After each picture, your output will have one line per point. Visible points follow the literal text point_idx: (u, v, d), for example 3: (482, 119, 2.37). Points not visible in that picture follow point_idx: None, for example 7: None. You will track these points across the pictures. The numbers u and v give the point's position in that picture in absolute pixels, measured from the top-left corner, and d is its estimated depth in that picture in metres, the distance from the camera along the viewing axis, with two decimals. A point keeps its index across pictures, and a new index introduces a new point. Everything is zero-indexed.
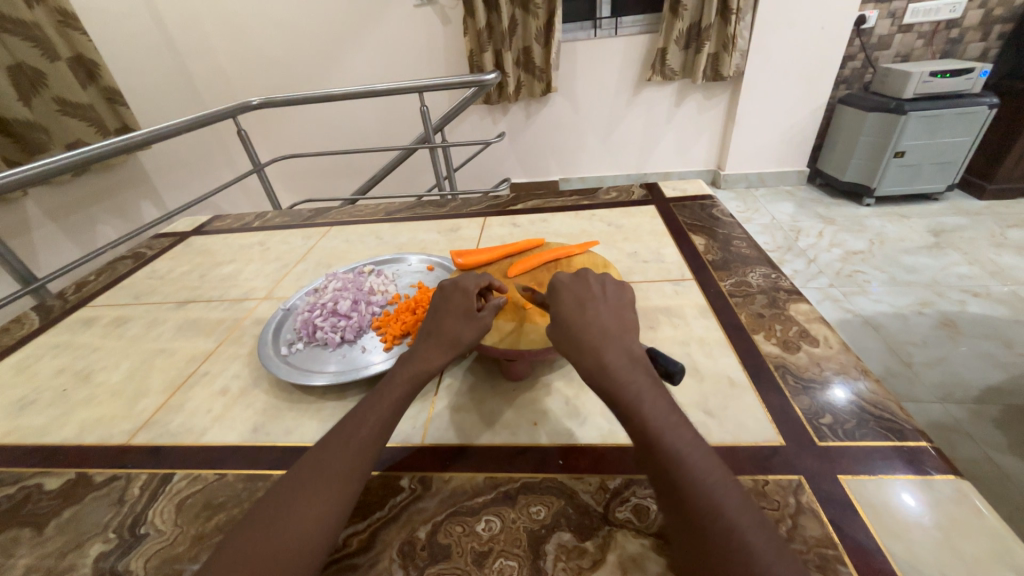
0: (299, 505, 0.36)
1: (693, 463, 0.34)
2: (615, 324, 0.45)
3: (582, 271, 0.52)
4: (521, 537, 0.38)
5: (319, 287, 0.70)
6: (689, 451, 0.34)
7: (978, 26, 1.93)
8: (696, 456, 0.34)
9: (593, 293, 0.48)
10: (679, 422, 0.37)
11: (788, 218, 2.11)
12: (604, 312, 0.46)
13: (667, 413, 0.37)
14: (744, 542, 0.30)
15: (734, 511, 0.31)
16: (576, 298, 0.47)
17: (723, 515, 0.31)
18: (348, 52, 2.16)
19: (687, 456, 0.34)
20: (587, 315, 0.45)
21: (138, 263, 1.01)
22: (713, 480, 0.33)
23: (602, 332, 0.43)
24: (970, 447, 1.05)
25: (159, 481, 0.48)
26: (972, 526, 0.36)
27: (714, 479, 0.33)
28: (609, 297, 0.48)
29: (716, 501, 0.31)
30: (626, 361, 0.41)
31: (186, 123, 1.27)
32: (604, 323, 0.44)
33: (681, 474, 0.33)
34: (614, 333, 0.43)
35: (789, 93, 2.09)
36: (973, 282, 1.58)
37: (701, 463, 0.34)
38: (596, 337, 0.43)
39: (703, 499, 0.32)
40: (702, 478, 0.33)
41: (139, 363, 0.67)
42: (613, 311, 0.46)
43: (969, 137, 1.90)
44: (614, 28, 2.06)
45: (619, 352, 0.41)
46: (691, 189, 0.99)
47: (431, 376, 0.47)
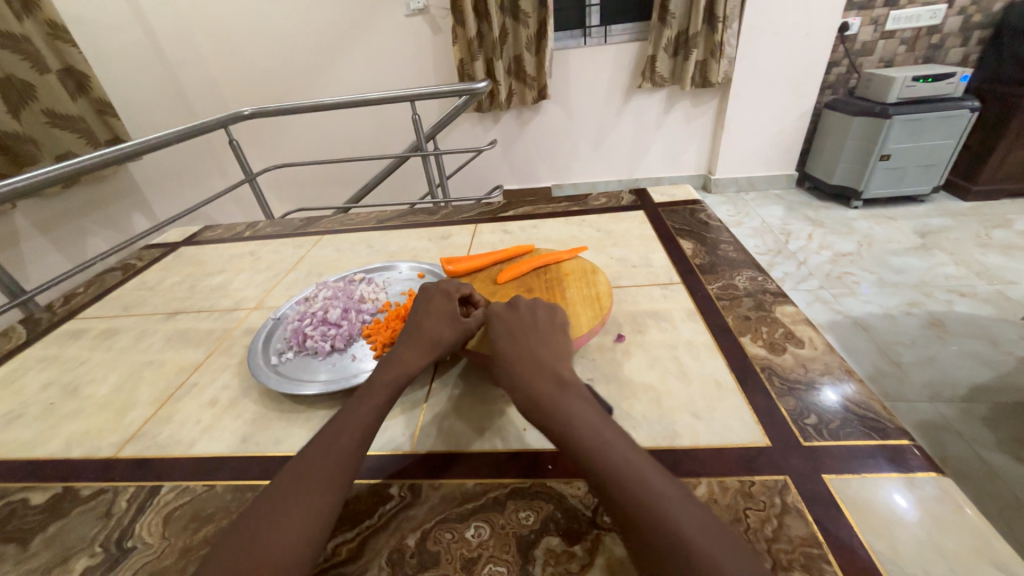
0: (279, 518, 0.35)
1: (632, 474, 0.34)
2: (543, 350, 0.46)
3: (513, 300, 0.53)
4: (510, 542, 0.39)
5: (310, 296, 0.70)
6: (633, 465, 0.34)
7: (958, 32, 1.98)
8: (642, 467, 0.34)
9: (520, 321, 0.50)
10: (621, 439, 0.37)
11: (778, 220, 2.14)
12: (531, 339, 0.47)
13: (602, 429, 0.37)
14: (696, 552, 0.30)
15: (683, 518, 0.31)
16: (505, 329, 0.49)
17: (672, 524, 0.31)
18: (340, 62, 2.18)
19: (631, 465, 0.34)
20: (515, 345, 0.47)
21: (127, 275, 1.00)
22: (661, 491, 0.33)
23: (529, 361, 0.45)
24: (960, 445, 1.06)
25: (147, 494, 0.48)
26: (954, 523, 0.36)
27: (662, 488, 0.33)
28: (541, 322, 0.50)
29: (661, 509, 0.32)
30: (553, 386, 0.42)
31: (177, 133, 1.27)
32: (530, 351, 0.46)
33: (622, 486, 0.33)
34: (541, 358, 0.45)
35: (777, 99, 2.13)
36: (960, 281, 1.60)
37: (645, 474, 0.34)
38: (522, 366, 0.44)
39: (650, 511, 0.32)
40: (646, 488, 0.33)
41: (127, 375, 0.67)
42: (543, 337, 0.48)
43: (953, 141, 1.94)
44: (603, 37, 2.09)
45: (548, 379, 0.42)
46: (679, 194, 1.00)
47: (410, 378, 0.48)
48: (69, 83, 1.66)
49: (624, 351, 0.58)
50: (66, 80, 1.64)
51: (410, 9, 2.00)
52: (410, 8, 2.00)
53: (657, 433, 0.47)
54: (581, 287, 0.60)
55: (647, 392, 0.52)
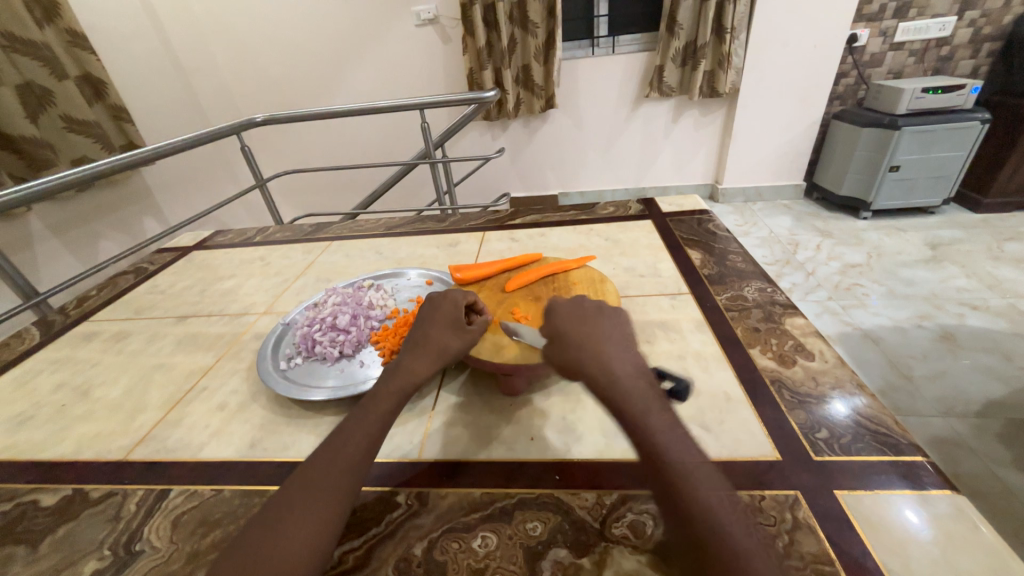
0: (288, 521, 0.36)
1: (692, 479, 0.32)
2: (615, 336, 0.44)
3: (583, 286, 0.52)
4: (517, 553, 0.38)
5: (319, 301, 0.71)
6: (697, 470, 0.33)
7: (968, 44, 1.98)
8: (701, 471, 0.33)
9: (591, 308, 0.48)
10: (688, 441, 0.35)
11: (786, 231, 2.13)
12: (603, 324, 0.46)
13: (673, 427, 0.36)
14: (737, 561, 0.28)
15: (738, 531, 0.30)
16: (574, 312, 0.47)
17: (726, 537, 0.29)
18: (351, 71, 2.21)
19: (693, 466, 0.33)
20: (587, 327, 0.45)
21: (140, 278, 1.01)
22: (717, 501, 0.31)
23: (603, 341, 0.43)
24: (973, 461, 1.04)
25: (155, 498, 0.48)
26: (969, 542, 0.35)
27: (722, 500, 0.32)
28: (612, 312, 0.48)
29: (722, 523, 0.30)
30: (630, 373, 0.40)
31: (191, 139, 1.29)
32: (604, 334, 0.44)
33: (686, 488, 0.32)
34: (615, 343, 0.43)
35: (785, 109, 2.13)
36: (972, 294, 1.58)
37: (709, 482, 0.32)
38: (593, 345, 0.42)
39: (709, 520, 0.30)
40: (707, 498, 0.31)
41: (138, 378, 0.68)
42: (615, 324, 0.46)
43: (963, 152, 1.92)
44: (611, 47, 2.11)
45: (625, 365, 0.41)
46: (687, 203, 1.00)
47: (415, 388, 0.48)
48: (86, 89, 1.70)
49: None
50: (83, 86, 1.68)
51: (421, 19, 2.04)
52: (421, 18, 2.03)
53: None
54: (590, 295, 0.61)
55: None
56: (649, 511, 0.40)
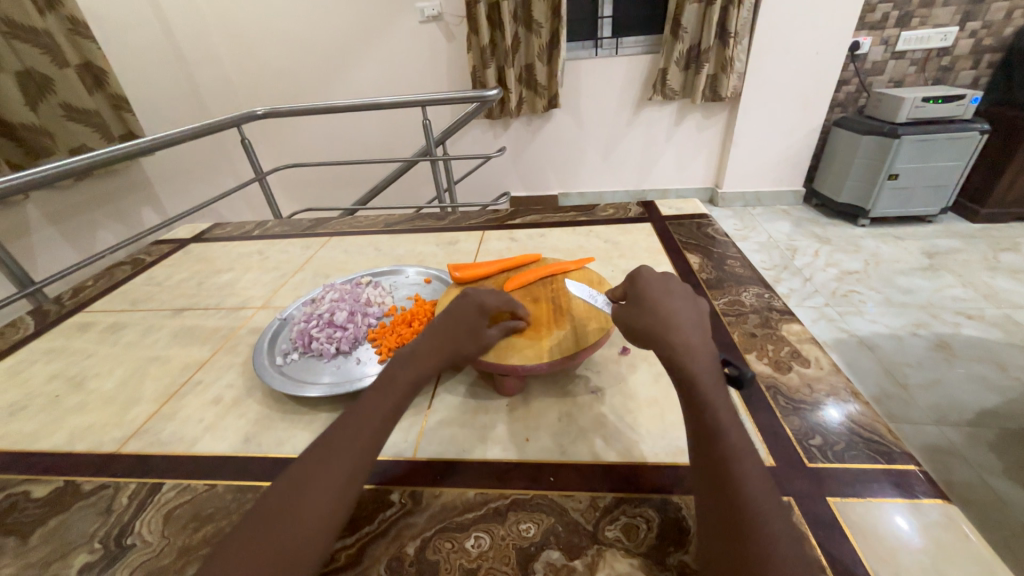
0: (291, 514, 0.35)
1: (742, 465, 0.35)
2: (698, 328, 0.44)
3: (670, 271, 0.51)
4: (509, 554, 0.38)
5: (317, 297, 0.70)
6: (752, 475, 0.35)
7: (969, 55, 1.99)
8: (752, 461, 0.36)
9: (679, 287, 0.49)
10: (749, 446, 0.37)
11: (785, 236, 2.13)
12: (689, 306, 0.46)
13: (739, 430, 0.38)
14: (770, 544, 0.31)
15: (778, 534, 0.32)
16: (662, 286, 0.48)
17: (767, 537, 0.31)
18: (354, 65, 2.20)
19: (745, 453, 0.36)
20: (674, 304, 0.46)
21: (136, 269, 1.01)
22: (763, 506, 0.33)
23: (686, 322, 0.44)
24: (965, 470, 1.04)
25: (148, 491, 0.48)
26: (960, 551, 0.36)
27: (767, 505, 0.33)
28: (695, 302, 0.48)
29: (764, 525, 0.32)
30: (708, 357, 0.42)
31: (191, 131, 1.29)
32: (688, 315, 0.45)
33: (735, 471, 0.35)
34: (697, 325, 0.45)
35: (787, 115, 2.13)
36: (967, 304, 1.59)
37: (760, 487, 0.34)
38: (678, 324, 0.44)
39: (754, 522, 0.32)
40: (755, 502, 0.33)
41: (132, 371, 0.67)
42: (697, 316, 0.46)
43: (962, 162, 1.93)
44: (615, 48, 2.11)
45: (708, 361, 0.42)
46: (687, 207, 1.00)
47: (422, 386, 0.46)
48: (87, 78, 1.68)
49: (629, 365, 0.58)
50: (83, 75, 1.67)
51: (425, 15, 2.03)
52: (425, 15, 2.03)
53: (660, 448, 0.46)
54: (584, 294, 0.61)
55: (651, 407, 0.51)
56: (642, 514, 0.41)
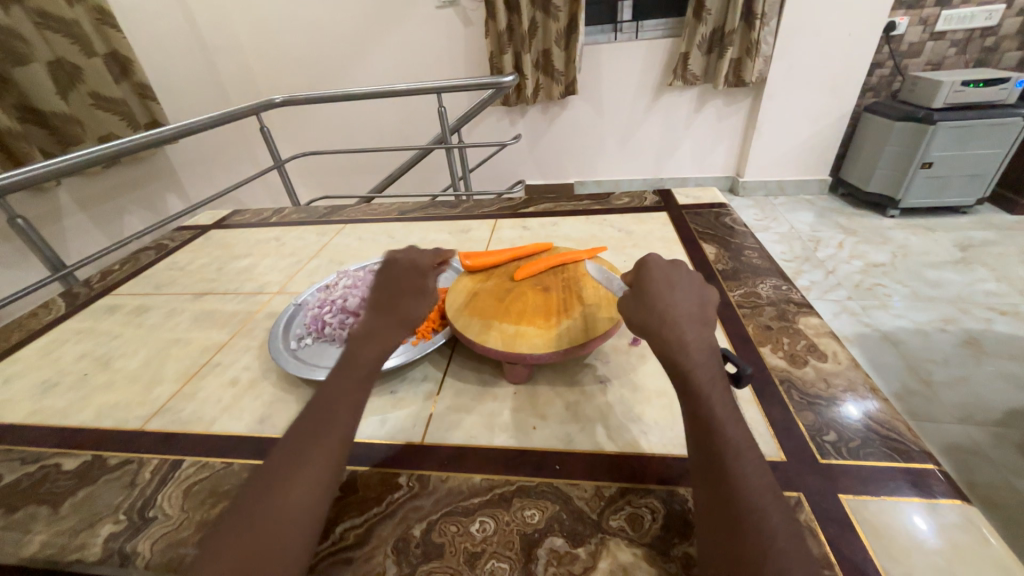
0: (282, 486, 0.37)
1: (739, 458, 0.35)
2: (695, 316, 0.44)
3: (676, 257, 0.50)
4: (513, 539, 0.39)
5: (331, 283, 0.71)
6: (749, 469, 0.34)
7: (1016, 35, 1.87)
8: (750, 455, 0.35)
9: (683, 276, 0.47)
10: (746, 440, 0.36)
11: (808, 227, 2.07)
12: (690, 298, 0.45)
13: (734, 423, 0.37)
14: (767, 539, 0.31)
15: (771, 526, 0.31)
16: (664, 276, 0.47)
17: (762, 530, 0.31)
18: (370, 52, 2.20)
19: (743, 447, 0.36)
20: (674, 297, 0.45)
21: (160, 254, 1.04)
22: (761, 500, 0.33)
23: (685, 316, 0.43)
24: (990, 470, 1.01)
25: (169, 467, 0.50)
26: (978, 554, 0.35)
27: (764, 499, 0.33)
28: (695, 290, 0.46)
29: (759, 518, 0.32)
30: (704, 351, 0.41)
31: (212, 119, 1.30)
32: (688, 309, 0.44)
33: (733, 465, 0.34)
34: (698, 319, 0.44)
35: (815, 101, 2.05)
36: (1001, 299, 1.52)
37: (756, 480, 0.34)
38: (676, 318, 0.43)
39: (748, 515, 0.32)
40: (750, 495, 0.33)
41: (156, 352, 0.70)
42: (696, 305, 0.45)
43: (1002, 150, 1.83)
44: (635, 32, 2.05)
45: (704, 354, 0.41)
46: (705, 196, 0.98)
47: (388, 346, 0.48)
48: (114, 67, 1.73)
49: (639, 355, 0.57)
50: (110, 64, 1.71)
51: (441, 0, 2.00)
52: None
53: (667, 440, 0.46)
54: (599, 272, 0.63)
55: (659, 398, 0.51)
56: (647, 505, 0.40)
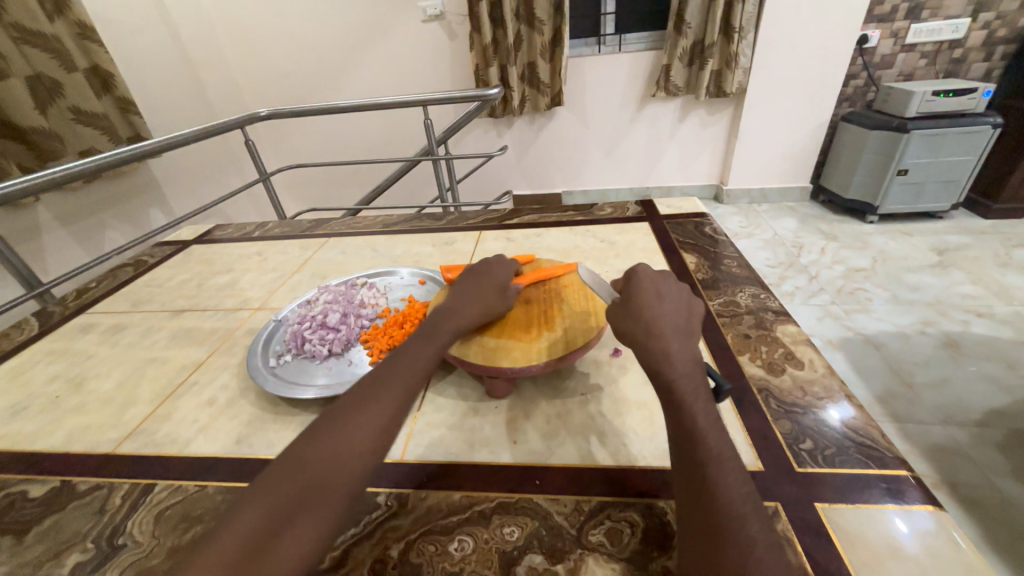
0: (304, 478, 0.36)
1: (721, 470, 0.35)
2: (681, 327, 0.44)
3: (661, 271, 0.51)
4: (492, 558, 0.38)
5: (312, 299, 0.71)
6: (729, 480, 0.34)
7: (981, 47, 1.94)
8: (731, 465, 0.35)
9: (670, 291, 0.48)
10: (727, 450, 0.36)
11: (791, 233, 2.11)
12: (675, 310, 0.46)
13: (717, 432, 0.37)
14: (748, 550, 0.31)
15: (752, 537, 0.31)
16: (653, 289, 0.47)
17: (743, 542, 0.31)
18: (357, 66, 2.21)
19: (725, 459, 0.35)
20: (661, 309, 0.45)
21: (139, 271, 1.02)
22: (741, 510, 0.33)
23: (671, 328, 0.44)
24: (972, 471, 1.03)
25: (141, 491, 0.49)
26: (950, 559, 0.35)
27: (744, 510, 0.33)
28: (680, 304, 0.47)
29: (740, 529, 0.32)
30: (688, 362, 0.41)
31: (194, 133, 1.29)
32: (674, 321, 0.44)
33: (714, 476, 0.34)
34: (682, 332, 0.44)
35: (794, 110, 2.10)
36: (978, 301, 1.56)
37: (737, 491, 0.34)
38: (661, 330, 0.43)
39: (728, 527, 0.32)
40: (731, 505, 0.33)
41: (131, 372, 0.68)
42: (681, 317, 0.46)
43: (973, 157, 1.89)
44: (618, 45, 2.09)
45: (689, 364, 0.41)
46: (686, 206, 0.99)
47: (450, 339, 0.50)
48: (95, 81, 1.71)
49: (620, 366, 0.58)
50: (92, 79, 1.69)
51: (427, 15, 2.03)
52: (427, 14, 2.03)
53: (646, 451, 0.46)
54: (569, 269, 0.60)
55: (639, 409, 0.51)
56: (627, 518, 0.40)
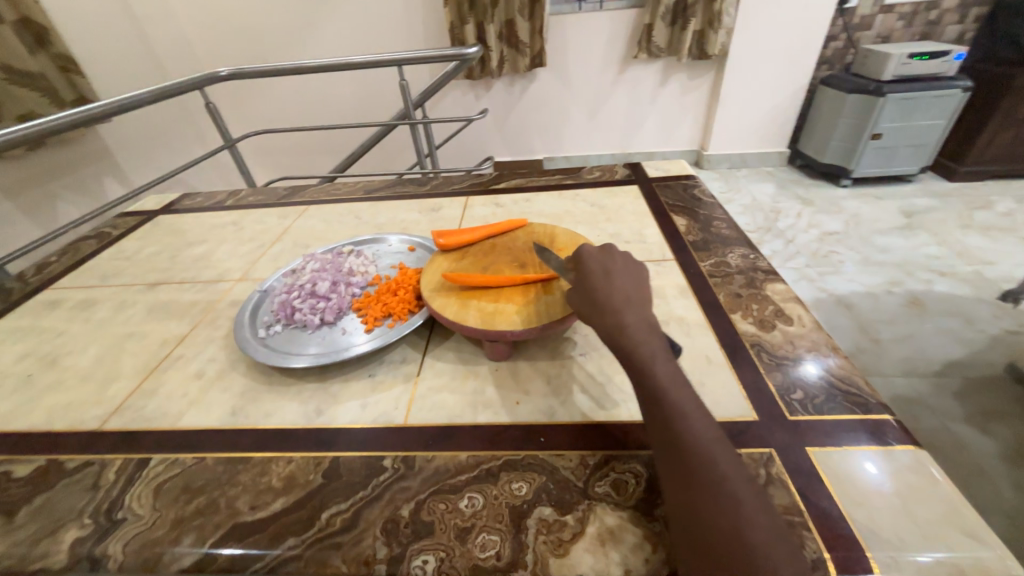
0: None
1: (694, 432, 0.36)
2: (635, 300, 0.44)
3: (606, 245, 0.50)
4: (503, 512, 0.39)
5: (297, 268, 0.68)
6: (707, 443, 0.35)
7: (956, 8, 1.96)
8: (704, 430, 0.36)
9: (620, 261, 0.48)
10: (699, 415, 0.37)
11: (768, 198, 2.14)
12: (628, 282, 0.46)
13: (686, 400, 0.38)
14: (735, 510, 0.32)
15: (739, 497, 0.32)
16: (601, 266, 0.47)
17: (730, 502, 0.32)
18: (322, 21, 2.06)
19: (697, 424, 0.36)
20: (612, 284, 0.45)
21: (102, 243, 0.96)
22: (723, 472, 0.34)
23: (624, 301, 0.43)
24: (931, 418, 1.11)
25: (135, 466, 0.47)
26: (927, 492, 0.38)
27: (727, 472, 0.34)
28: (630, 272, 0.47)
29: (724, 490, 0.33)
30: (647, 332, 0.41)
31: (148, 94, 1.19)
32: (627, 293, 0.44)
33: (688, 441, 0.35)
34: (637, 302, 0.44)
35: (774, 73, 2.09)
36: (940, 262, 1.64)
37: (715, 453, 0.35)
38: (616, 306, 0.43)
39: (711, 491, 0.33)
40: (712, 469, 0.34)
41: (108, 348, 0.65)
42: (634, 287, 0.45)
43: (943, 120, 1.94)
44: (600, 2, 2.01)
45: (648, 334, 0.41)
46: (674, 168, 0.99)
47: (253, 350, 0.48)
48: (27, 35, 1.55)
49: None
50: (23, 33, 1.53)
51: None
52: None
53: None
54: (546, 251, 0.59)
55: None
56: (631, 469, 0.42)
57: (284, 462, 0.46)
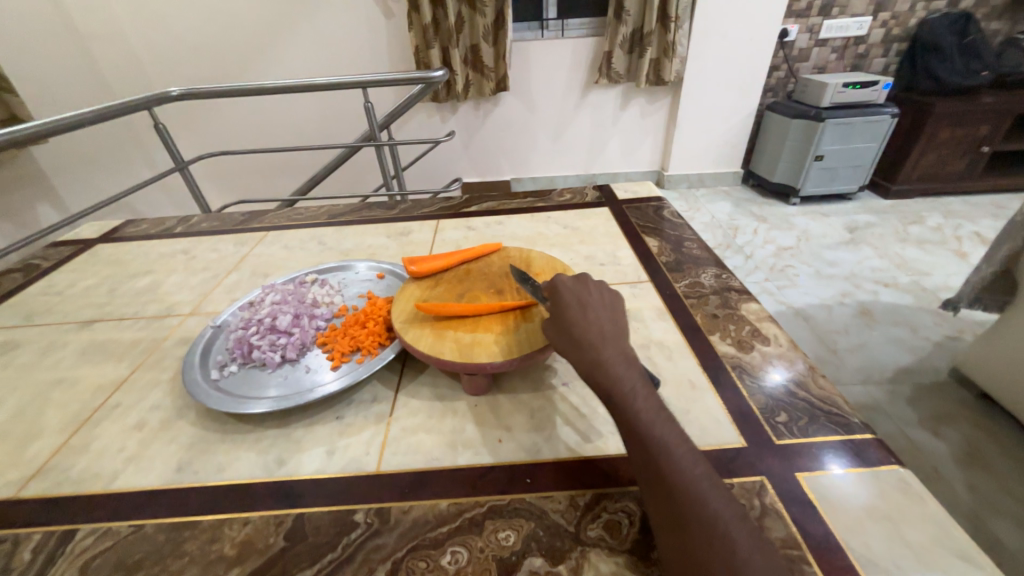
0: None
1: (682, 470, 0.34)
2: (610, 331, 0.43)
3: (581, 275, 0.49)
4: (490, 567, 0.36)
5: (255, 300, 0.63)
6: (697, 478, 0.33)
7: (881, 44, 2.16)
8: (691, 464, 0.34)
9: (593, 291, 0.47)
10: (685, 450, 0.35)
11: (726, 216, 2.24)
12: (603, 313, 0.44)
13: (671, 435, 0.36)
14: (731, 552, 0.30)
15: (734, 536, 0.30)
16: (575, 297, 0.46)
17: (725, 543, 0.30)
18: (281, 43, 2.02)
19: (684, 460, 0.35)
20: (587, 318, 0.44)
21: (29, 277, 0.86)
22: (716, 512, 0.32)
23: (600, 335, 0.42)
24: (889, 424, 1.16)
25: (58, 540, 0.41)
26: (916, 513, 0.38)
27: (720, 511, 0.32)
28: (605, 303, 0.45)
29: (719, 530, 0.31)
30: (625, 365, 0.40)
31: (87, 115, 1.11)
32: (602, 326, 0.43)
33: (676, 480, 0.33)
34: (613, 335, 0.42)
35: (725, 99, 2.22)
36: (885, 273, 1.76)
37: (706, 490, 0.33)
38: (592, 340, 0.42)
39: (707, 533, 0.31)
40: (705, 509, 0.32)
41: (30, 398, 0.57)
42: (609, 318, 0.44)
43: (877, 144, 2.11)
44: (561, 30, 2.08)
45: (626, 367, 0.40)
46: (642, 190, 1.00)
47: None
48: None
49: None
50: None
51: None
52: None
53: None
54: (527, 280, 0.58)
55: None
56: (623, 508, 0.40)
57: (239, 526, 0.40)
